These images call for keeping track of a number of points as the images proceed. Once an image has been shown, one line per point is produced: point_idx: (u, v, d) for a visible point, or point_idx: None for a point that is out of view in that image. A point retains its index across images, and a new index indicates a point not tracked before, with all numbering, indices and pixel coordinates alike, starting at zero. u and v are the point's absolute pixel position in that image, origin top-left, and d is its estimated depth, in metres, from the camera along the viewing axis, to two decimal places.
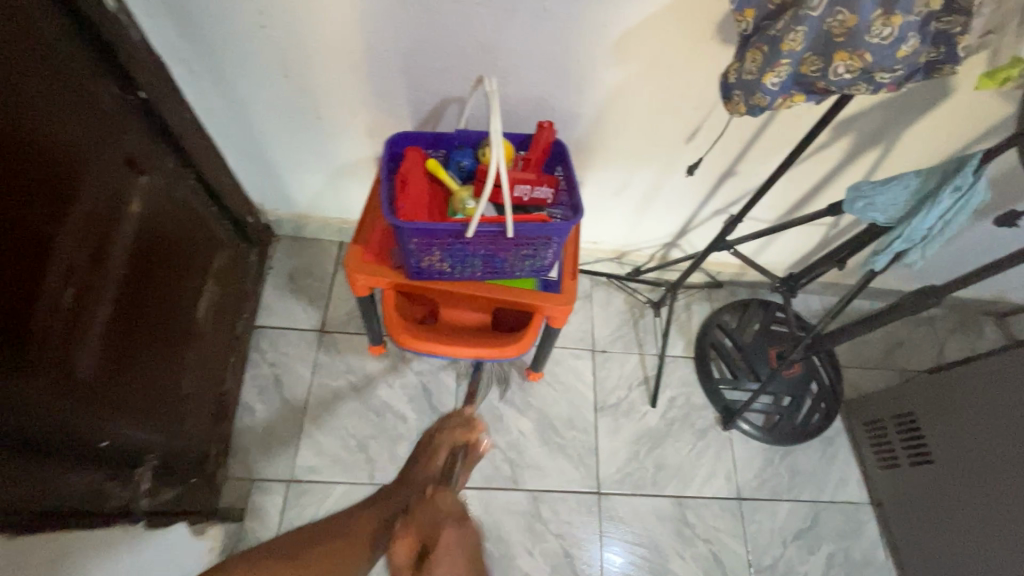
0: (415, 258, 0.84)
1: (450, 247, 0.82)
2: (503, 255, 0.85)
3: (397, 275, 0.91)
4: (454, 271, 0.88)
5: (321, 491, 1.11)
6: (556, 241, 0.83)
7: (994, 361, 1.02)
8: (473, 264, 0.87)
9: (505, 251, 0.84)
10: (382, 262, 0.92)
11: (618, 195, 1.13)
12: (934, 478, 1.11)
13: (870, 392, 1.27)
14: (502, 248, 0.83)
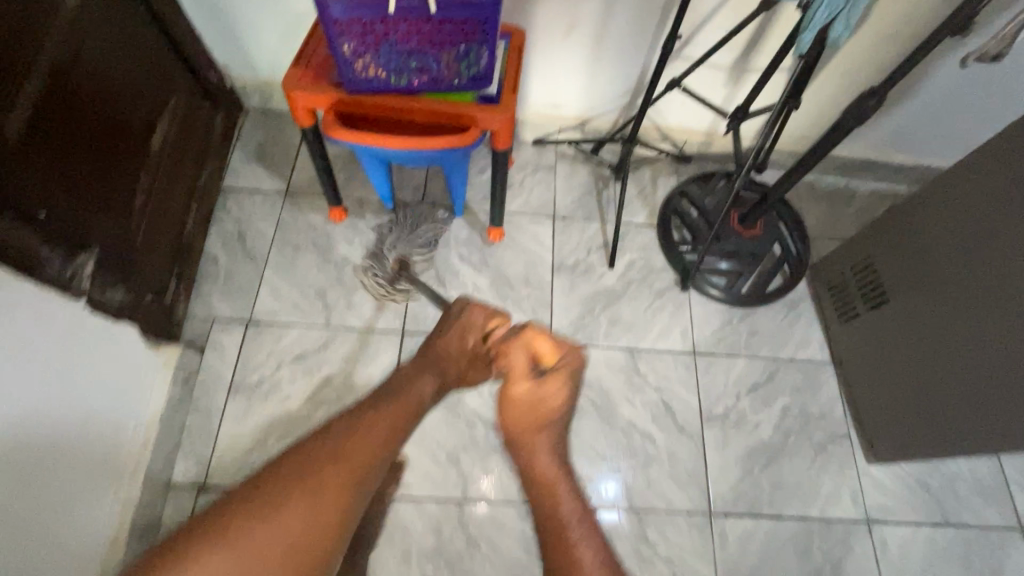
0: (345, 56, 0.82)
1: (376, 39, 0.81)
2: (435, 52, 0.83)
3: (332, 89, 0.89)
4: (387, 78, 0.86)
5: (278, 332, 1.15)
6: (488, 28, 0.81)
7: (948, 177, 0.97)
8: (406, 68, 0.85)
9: (436, 45, 0.82)
10: (319, 81, 0.91)
11: (568, 38, 1.12)
12: (890, 318, 1.09)
13: (835, 250, 1.24)
14: (432, 41, 0.82)
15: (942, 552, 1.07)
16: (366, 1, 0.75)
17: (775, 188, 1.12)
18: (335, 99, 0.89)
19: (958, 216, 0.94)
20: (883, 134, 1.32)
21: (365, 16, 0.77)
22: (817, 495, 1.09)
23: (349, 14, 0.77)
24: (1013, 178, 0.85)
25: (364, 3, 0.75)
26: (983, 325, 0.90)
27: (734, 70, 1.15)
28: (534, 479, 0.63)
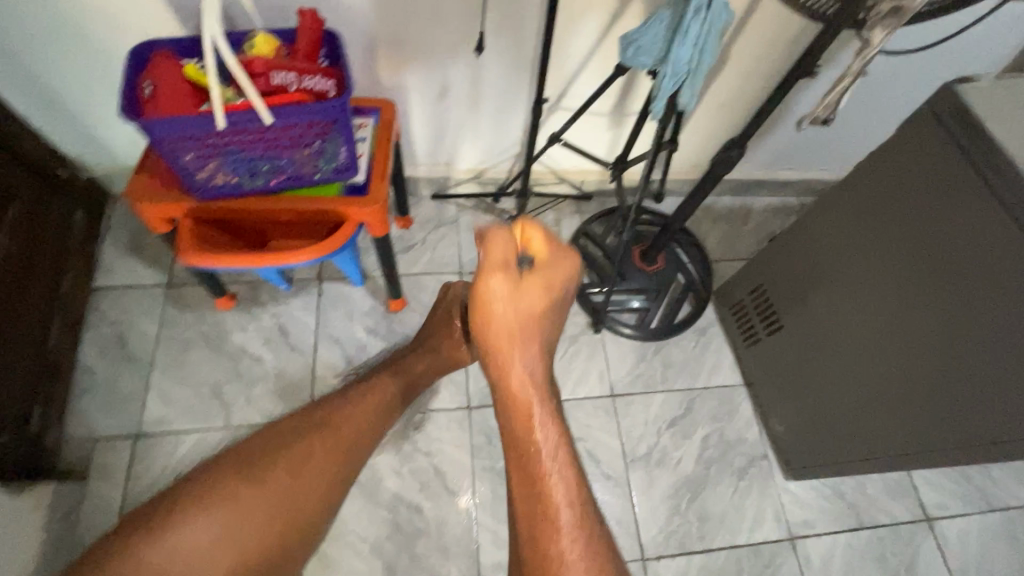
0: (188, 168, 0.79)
1: (218, 150, 0.77)
2: (286, 155, 0.81)
3: (185, 198, 0.85)
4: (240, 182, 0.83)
5: (171, 442, 1.06)
6: (338, 127, 0.80)
7: (823, 198, 0.96)
8: (259, 171, 0.83)
9: (285, 148, 0.80)
10: (168, 188, 0.85)
11: (443, 101, 1.09)
12: (784, 341, 1.13)
13: (732, 275, 1.28)
14: (280, 146, 0.79)
15: (861, 557, 1.12)
16: (195, 122, 0.71)
17: (677, 216, 1.11)
18: (188, 206, 0.85)
19: (821, 243, 0.98)
20: (766, 155, 1.38)
21: (198, 134, 0.73)
22: (742, 521, 1.12)
23: (180, 134, 0.73)
24: (858, 208, 0.89)
25: (193, 124, 0.71)
26: (860, 345, 0.94)
27: (614, 116, 1.17)
28: (505, 389, 0.65)
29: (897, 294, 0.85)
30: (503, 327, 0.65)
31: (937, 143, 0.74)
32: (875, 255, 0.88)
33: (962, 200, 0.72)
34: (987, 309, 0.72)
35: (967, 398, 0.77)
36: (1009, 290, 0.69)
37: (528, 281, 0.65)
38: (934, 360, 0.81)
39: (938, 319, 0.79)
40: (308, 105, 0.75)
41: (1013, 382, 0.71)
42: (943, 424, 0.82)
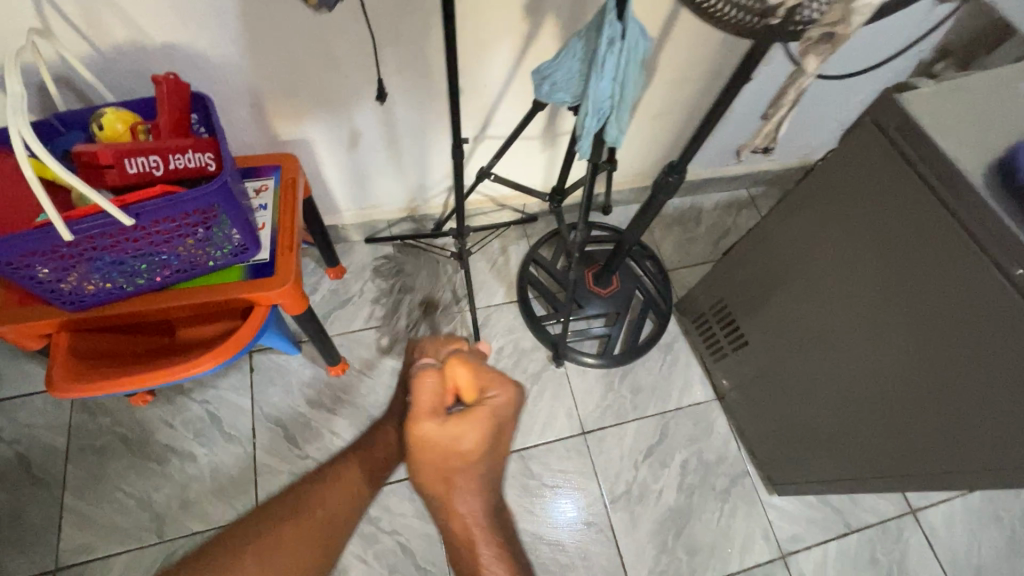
0: (44, 283, 0.66)
1: (75, 259, 0.64)
2: (163, 249, 0.69)
3: (52, 314, 0.71)
4: (116, 287, 0.71)
5: (98, 570, 0.93)
6: (223, 209, 0.69)
7: (767, 215, 0.92)
8: (135, 271, 0.70)
9: (160, 243, 0.68)
10: (33, 302, 0.72)
11: (355, 145, 0.98)
12: (752, 357, 1.07)
13: (690, 286, 1.22)
14: (152, 242, 0.67)
15: (853, 563, 1.09)
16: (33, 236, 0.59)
17: (626, 236, 1.03)
18: (58, 321, 0.71)
19: (776, 259, 0.93)
20: (710, 154, 1.31)
21: (43, 247, 0.61)
22: (732, 547, 1.07)
23: (18, 251, 0.60)
24: (812, 224, 0.83)
25: (30, 238, 0.59)
26: (832, 366, 0.89)
27: (546, 137, 1.08)
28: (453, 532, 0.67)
29: (864, 314, 0.80)
30: (444, 469, 0.66)
31: (886, 157, 0.68)
32: (835, 274, 0.82)
33: (922, 217, 0.67)
34: (963, 330, 0.67)
35: (952, 423, 0.72)
36: (978, 307, 0.65)
37: (460, 424, 0.66)
38: (899, 372, 0.78)
39: (911, 339, 0.74)
40: (174, 193, 0.63)
41: (992, 401, 0.67)
42: (928, 449, 0.77)
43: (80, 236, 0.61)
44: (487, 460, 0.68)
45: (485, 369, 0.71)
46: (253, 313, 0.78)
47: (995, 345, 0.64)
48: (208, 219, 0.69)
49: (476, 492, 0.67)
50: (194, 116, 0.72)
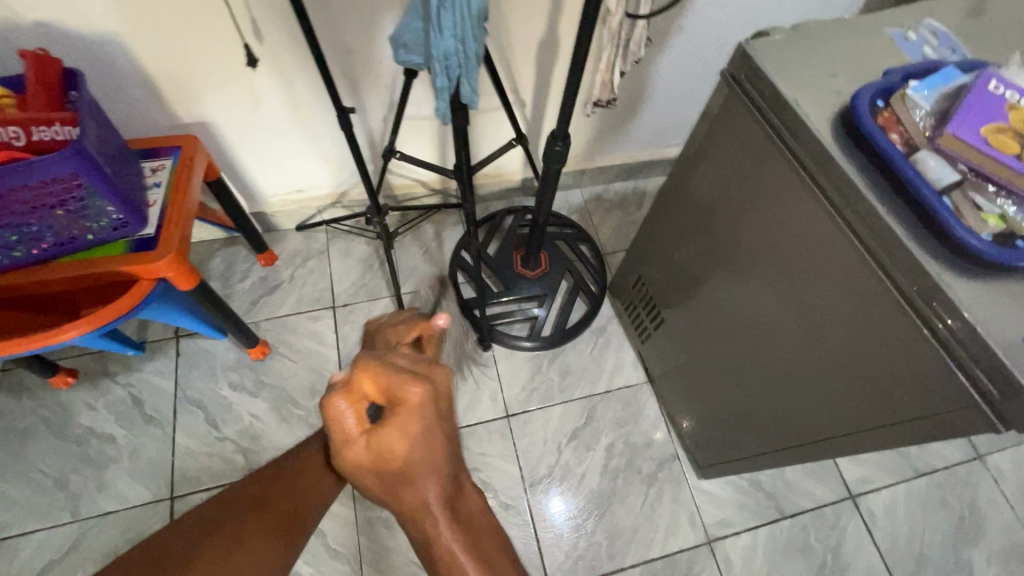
0: None
1: None
2: (33, 220, 0.71)
3: None
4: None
5: (11, 547, 0.95)
6: (87, 179, 0.70)
7: (665, 182, 0.90)
8: (9, 242, 0.72)
9: (27, 213, 0.69)
10: None
11: (259, 126, 0.99)
12: (674, 339, 1.05)
13: (619, 267, 1.20)
14: (17, 212, 0.69)
15: (783, 550, 1.04)
16: None
17: (539, 209, 1.02)
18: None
19: (682, 235, 0.90)
20: (646, 137, 1.29)
21: None
22: (656, 531, 1.04)
23: None
24: (705, 197, 0.80)
25: None
26: (735, 346, 0.85)
27: None
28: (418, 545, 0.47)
29: (752, 290, 0.76)
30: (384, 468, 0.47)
31: (753, 119, 0.66)
32: (727, 248, 0.79)
33: (789, 180, 0.64)
34: (831, 300, 0.63)
35: (831, 403, 0.68)
36: (829, 261, 0.62)
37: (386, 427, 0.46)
38: (776, 340, 0.74)
39: (789, 314, 0.70)
40: (26, 161, 0.65)
41: (850, 362, 0.63)
42: (817, 432, 0.73)
43: None
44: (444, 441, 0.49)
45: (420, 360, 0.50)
46: (137, 286, 0.79)
47: (858, 311, 0.60)
48: (72, 190, 0.70)
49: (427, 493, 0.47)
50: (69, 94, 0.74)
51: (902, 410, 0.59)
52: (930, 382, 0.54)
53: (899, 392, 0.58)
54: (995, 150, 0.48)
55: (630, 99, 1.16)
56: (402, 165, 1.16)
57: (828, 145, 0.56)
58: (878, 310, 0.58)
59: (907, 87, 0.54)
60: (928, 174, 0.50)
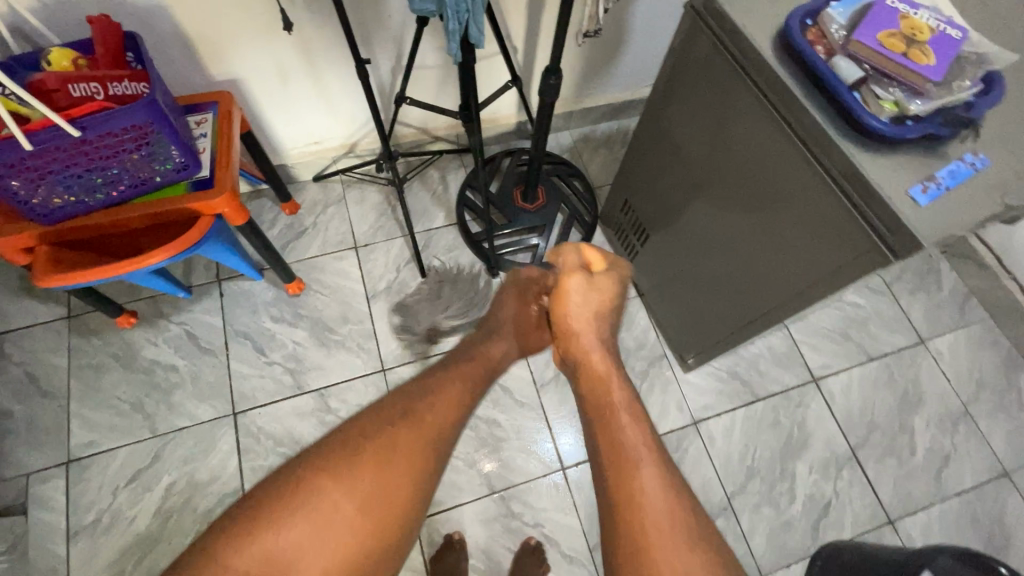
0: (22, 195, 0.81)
1: (43, 172, 0.79)
2: (114, 164, 0.83)
3: (30, 224, 0.87)
4: (81, 200, 0.86)
5: (103, 460, 1.11)
6: (157, 126, 0.82)
7: (646, 110, 1.03)
8: (94, 185, 0.85)
9: (110, 158, 0.82)
10: (14, 217, 0.87)
11: (282, 81, 1.11)
12: (660, 256, 1.20)
13: (607, 197, 1.34)
14: (103, 156, 0.81)
15: (757, 425, 1.24)
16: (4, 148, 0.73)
17: (535, 145, 1.15)
18: (35, 234, 0.86)
19: (663, 162, 1.04)
20: (627, 77, 1.42)
21: (15, 160, 0.76)
22: (649, 416, 1.23)
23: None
24: (681, 127, 0.93)
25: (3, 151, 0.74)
26: (711, 255, 1.00)
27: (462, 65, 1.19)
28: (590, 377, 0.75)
29: (719, 198, 0.90)
30: (585, 318, 0.79)
31: (717, 48, 0.78)
32: (698, 165, 0.93)
33: (747, 102, 0.77)
34: (783, 201, 0.77)
35: (789, 288, 0.82)
36: (772, 162, 0.76)
37: (597, 279, 0.82)
38: (737, 237, 0.90)
39: (753, 217, 0.84)
40: (113, 111, 0.77)
41: (788, 244, 0.79)
42: (776, 313, 0.88)
43: (41, 148, 0.75)
44: (606, 315, 0.81)
45: (605, 251, 0.87)
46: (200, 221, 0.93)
47: (793, 201, 0.75)
48: (147, 137, 0.82)
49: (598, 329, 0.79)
50: (129, 55, 0.85)
51: (830, 282, 0.75)
52: (848, 255, 0.70)
53: (823, 261, 0.74)
54: (888, 50, 0.62)
55: (612, 40, 1.28)
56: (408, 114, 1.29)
57: (768, 58, 0.70)
58: (817, 202, 0.71)
59: (828, 7, 0.68)
60: (839, 72, 0.65)
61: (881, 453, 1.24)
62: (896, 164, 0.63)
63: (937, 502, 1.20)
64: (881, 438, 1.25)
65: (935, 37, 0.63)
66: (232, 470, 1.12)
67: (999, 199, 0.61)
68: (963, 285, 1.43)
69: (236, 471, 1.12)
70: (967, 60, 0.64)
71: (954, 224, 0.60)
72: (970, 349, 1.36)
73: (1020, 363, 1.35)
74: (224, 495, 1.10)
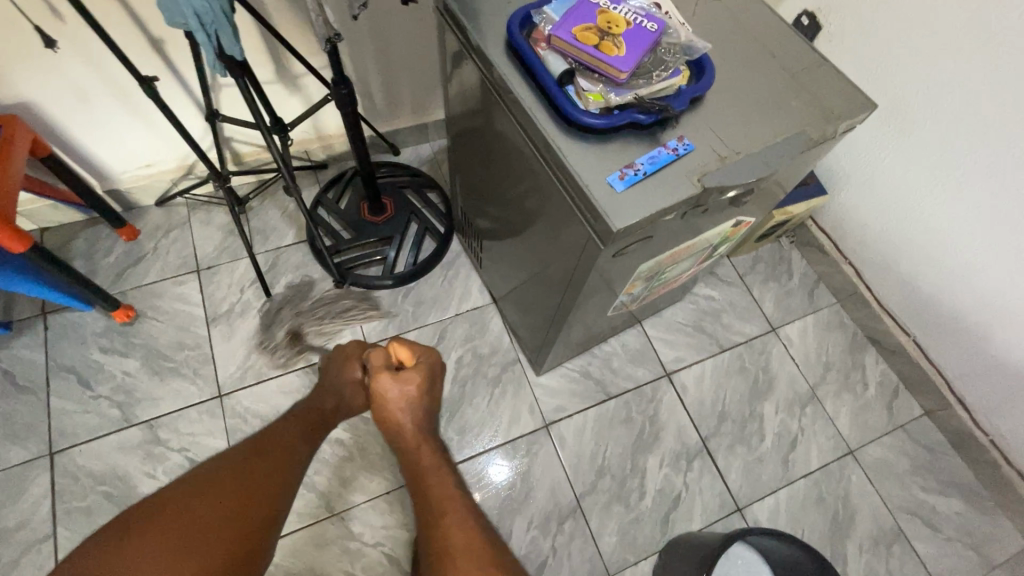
0: None
1: None
2: None
3: None
4: None
5: None
6: None
7: (459, 112, 1.05)
8: None
9: None
10: None
11: (85, 103, 1.08)
12: (499, 255, 1.21)
13: (455, 203, 1.34)
14: None
15: (610, 423, 1.24)
16: None
17: (357, 156, 1.14)
18: None
19: (483, 160, 1.04)
20: None
21: None
22: (500, 421, 1.22)
23: None
24: (481, 120, 0.95)
25: None
26: (535, 248, 1.00)
27: (285, 81, 1.17)
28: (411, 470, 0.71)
29: (520, 185, 0.92)
30: (395, 413, 0.74)
31: (465, 48, 0.79)
32: (500, 155, 0.94)
33: (495, 97, 0.78)
34: (544, 188, 0.78)
35: (577, 273, 0.84)
36: (526, 154, 0.78)
37: (405, 378, 0.75)
38: (540, 221, 0.91)
39: (550, 213, 0.84)
40: None
41: (563, 226, 0.81)
42: (573, 294, 0.91)
43: None
44: (423, 413, 0.75)
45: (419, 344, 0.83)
46: None
47: (547, 189, 0.77)
48: None
49: (410, 421, 0.74)
50: None
51: (586, 265, 0.77)
52: (582, 242, 0.71)
53: (578, 245, 0.76)
54: (582, 43, 0.63)
55: (429, 45, 1.26)
56: (242, 131, 1.26)
57: (497, 55, 0.71)
58: (555, 195, 0.72)
59: (547, 6, 0.69)
60: (549, 67, 0.66)
61: (731, 442, 1.25)
62: (606, 153, 0.64)
63: (784, 486, 1.22)
64: (731, 427, 1.26)
65: (630, 30, 0.65)
66: (43, 514, 1.05)
67: (697, 180, 0.63)
68: (812, 272, 1.48)
69: (49, 514, 1.05)
70: (672, 49, 0.67)
71: (647, 207, 0.61)
72: (818, 333, 1.40)
73: (865, 344, 1.40)
74: (32, 542, 1.03)
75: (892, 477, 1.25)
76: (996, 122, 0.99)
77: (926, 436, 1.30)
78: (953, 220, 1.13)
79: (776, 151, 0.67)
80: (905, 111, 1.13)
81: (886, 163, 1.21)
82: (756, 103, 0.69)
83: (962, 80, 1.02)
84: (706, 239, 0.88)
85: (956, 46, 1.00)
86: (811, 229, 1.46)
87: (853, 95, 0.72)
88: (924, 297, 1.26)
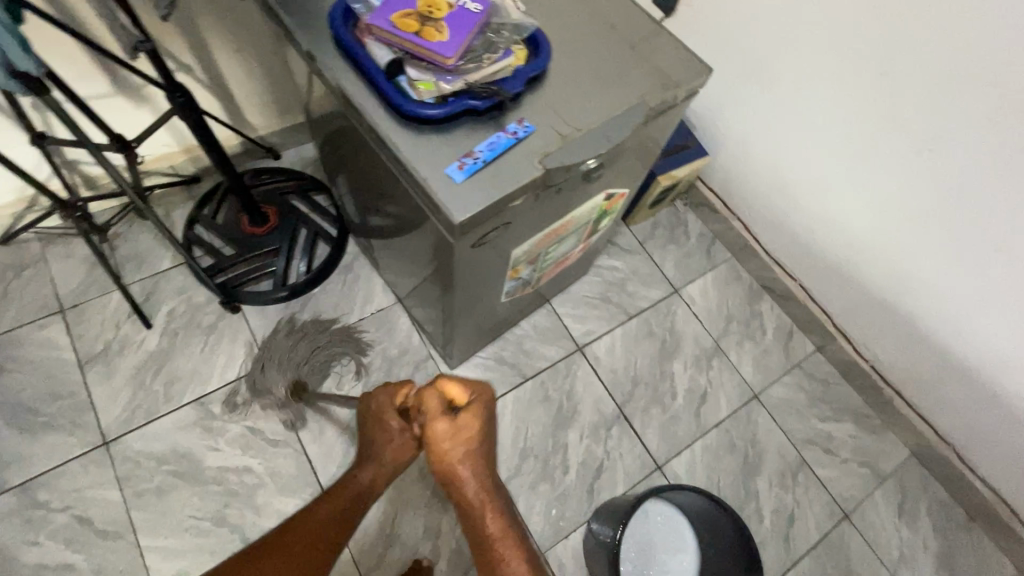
0: None
1: None
2: None
3: None
4: None
5: None
6: None
7: (319, 110, 0.99)
8: None
9: None
10: None
11: None
12: (393, 254, 1.17)
13: (342, 205, 1.28)
14: None
15: (528, 405, 1.25)
16: None
17: (221, 168, 1.06)
18: None
19: (355, 158, 1.00)
20: None
21: None
22: None
23: None
24: (338, 119, 0.90)
25: None
26: (417, 247, 0.97)
27: (126, 92, 1.06)
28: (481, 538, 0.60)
29: (388, 185, 0.88)
30: (451, 460, 0.63)
31: (294, 45, 0.74)
32: (362, 154, 0.90)
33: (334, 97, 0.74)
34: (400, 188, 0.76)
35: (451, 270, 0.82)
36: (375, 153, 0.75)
37: (455, 426, 0.63)
38: (411, 220, 0.88)
39: (414, 207, 0.81)
40: None
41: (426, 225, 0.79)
42: (458, 290, 0.88)
43: None
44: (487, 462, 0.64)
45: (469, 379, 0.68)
46: None
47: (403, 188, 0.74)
48: None
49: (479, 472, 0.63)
50: None
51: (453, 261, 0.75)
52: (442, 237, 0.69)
53: (441, 243, 0.74)
54: (402, 31, 0.61)
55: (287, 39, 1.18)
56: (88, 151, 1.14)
57: (322, 49, 0.66)
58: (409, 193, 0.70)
59: None
60: (374, 57, 0.63)
61: (646, 405, 1.29)
62: (443, 143, 0.62)
63: (698, 438, 1.28)
64: (644, 390, 1.31)
65: (452, 13, 0.63)
66: None
67: (539, 161, 0.63)
68: (708, 231, 1.54)
69: None
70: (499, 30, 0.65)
71: (491, 195, 0.60)
72: (718, 289, 1.47)
73: (760, 292, 1.48)
74: None
75: (794, 413, 1.34)
76: (846, 82, 1.06)
77: (820, 370, 1.41)
78: (820, 177, 1.21)
79: (618, 124, 0.67)
80: (769, 76, 1.18)
81: (758, 126, 1.27)
82: (593, 77, 0.69)
83: (811, 46, 1.08)
84: (581, 216, 0.88)
85: (811, 17, 1.05)
86: (702, 189, 1.51)
87: (688, 60, 0.73)
88: (803, 245, 1.34)
